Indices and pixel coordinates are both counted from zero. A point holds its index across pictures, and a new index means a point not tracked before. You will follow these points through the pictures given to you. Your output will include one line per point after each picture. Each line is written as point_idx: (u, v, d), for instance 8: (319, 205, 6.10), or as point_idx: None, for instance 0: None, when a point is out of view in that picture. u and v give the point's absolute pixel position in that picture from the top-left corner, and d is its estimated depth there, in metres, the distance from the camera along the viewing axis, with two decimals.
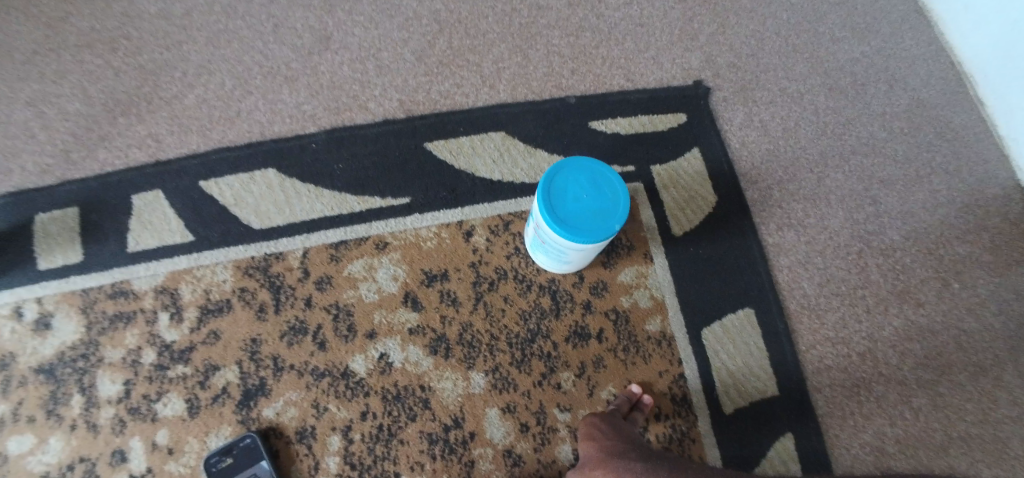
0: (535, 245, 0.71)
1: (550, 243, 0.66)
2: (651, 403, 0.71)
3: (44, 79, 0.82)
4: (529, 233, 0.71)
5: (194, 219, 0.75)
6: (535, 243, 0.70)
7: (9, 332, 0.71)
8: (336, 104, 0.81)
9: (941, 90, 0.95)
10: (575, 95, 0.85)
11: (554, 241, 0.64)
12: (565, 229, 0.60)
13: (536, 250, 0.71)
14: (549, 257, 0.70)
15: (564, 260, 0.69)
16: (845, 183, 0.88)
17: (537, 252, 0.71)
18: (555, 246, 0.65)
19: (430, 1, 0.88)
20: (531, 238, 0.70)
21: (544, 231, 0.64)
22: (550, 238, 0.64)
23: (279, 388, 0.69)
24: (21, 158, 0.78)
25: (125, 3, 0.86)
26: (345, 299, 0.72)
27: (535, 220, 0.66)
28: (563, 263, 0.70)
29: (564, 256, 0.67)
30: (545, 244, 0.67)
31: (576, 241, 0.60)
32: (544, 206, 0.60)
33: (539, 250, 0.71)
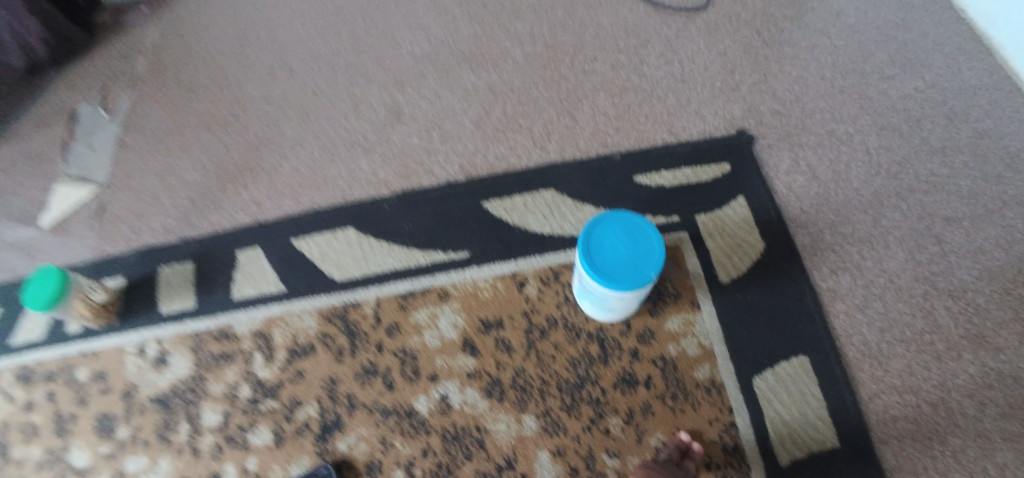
0: (580, 295, 0.76)
1: (592, 292, 0.71)
2: (701, 451, 0.72)
3: (170, 155, 0.99)
4: (575, 283, 0.77)
5: (286, 271, 0.86)
6: (580, 293, 0.76)
7: (134, 365, 0.85)
8: (405, 169, 0.92)
9: (1009, 120, 0.94)
10: (620, 151, 0.91)
11: (595, 290, 0.70)
12: (603, 278, 0.66)
13: (581, 300, 0.77)
14: (593, 306, 0.75)
15: (607, 308, 0.74)
16: (905, 223, 0.87)
17: (583, 302, 0.77)
18: (597, 294, 0.71)
19: (486, 74, 0.99)
20: (576, 288, 0.76)
21: (586, 280, 0.70)
22: (591, 287, 0.70)
23: (352, 424, 0.77)
24: (150, 220, 0.94)
25: (234, 90, 1.03)
26: (410, 345, 0.80)
27: (578, 271, 0.72)
28: (607, 312, 0.75)
29: (606, 304, 0.72)
30: (589, 293, 0.73)
31: (614, 289, 0.65)
32: (584, 257, 0.67)
33: (584, 299, 0.76)
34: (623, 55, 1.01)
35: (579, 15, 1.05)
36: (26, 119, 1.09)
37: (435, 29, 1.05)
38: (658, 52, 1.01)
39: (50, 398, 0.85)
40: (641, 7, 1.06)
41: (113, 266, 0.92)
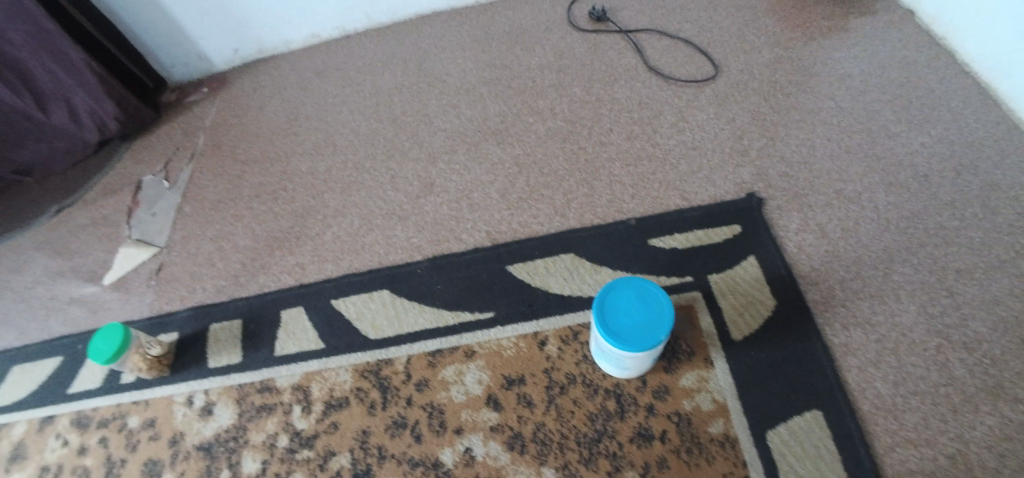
0: (597, 354, 0.81)
1: (608, 353, 0.76)
2: None
3: (225, 222, 1.10)
4: (592, 343, 0.82)
5: (325, 329, 0.93)
6: (597, 352, 0.81)
7: (182, 414, 0.92)
8: (437, 237, 0.99)
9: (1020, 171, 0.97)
10: (635, 217, 0.97)
11: (610, 351, 0.74)
12: (617, 339, 0.71)
13: (599, 359, 0.82)
14: (609, 365, 0.79)
15: (623, 367, 0.78)
16: (916, 276, 0.90)
17: (600, 361, 0.82)
18: (612, 355, 0.75)
19: (511, 148, 1.08)
20: (594, 347, 0.81)
21: (601, 341, 0.75)
22: (606, 348, 0.75)
23: (381, 474, 0.81)
24: (203, 282, 1.04)
25: (284, 165, 1.14)
26: (438, 399, 0.85)
27: (594, 332, 0.78)
28: (622, 371, 0.79)
29: (621, 363, 0.76)
30: (605, 353, 0.78)
31: (626, 349, 0.70)
32: (599, 320, 0.72)
33: (601, 358, 0.81)
34: (637, 126, 1.09)
35: (596, 90, 1.15)
36: (98, 189, 1.22)
37: (465, 107, 1.16)
38: (670, 121, 1.09)
39: (103, 443, 0.93)
40: (653, 80, 1.15)
41: (168, 323, 1.00)
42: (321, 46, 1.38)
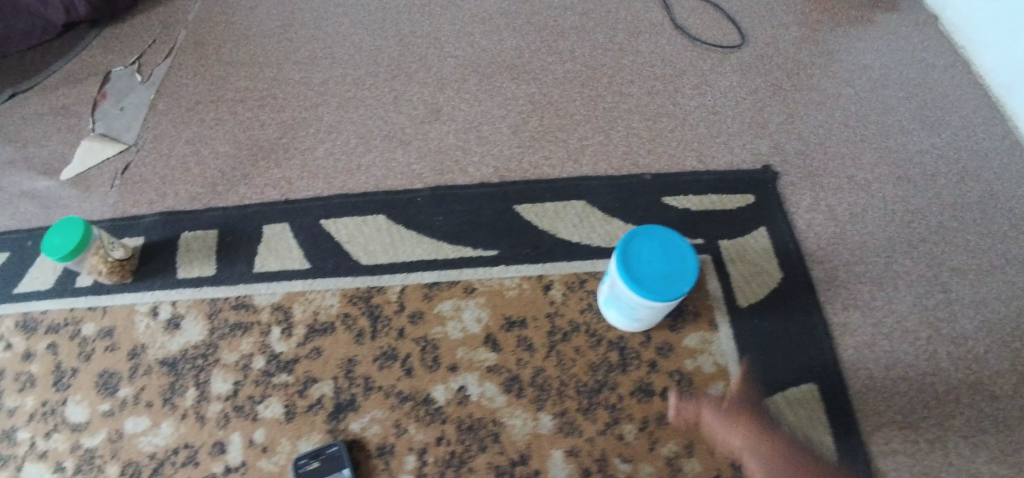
0: (606, 303, 0.78)
1: (621, 301, 0.73)
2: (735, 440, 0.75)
3: (203, 124, 1.00)
4: (602, 291, 0.79)
5: (313, 250, 0.87)
6: (606, 301, 0.78)
7: (144, 326, 0.84)
8: (441, 167, 0.94)
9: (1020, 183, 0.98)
10: (650, 173, 0.94)
11: (629, 298, 0.71)
12: (638, 286, 0.68)
13: (606, 309, 0.79)
14: (618, 313, 0.77)
15: (631, 316, 0.75)
16: (914, 269, 0.91)
17: (607, 310, 0.79)
18: (627, 302, 0.73)
19: (527, 86, 1.03)
20: (603, 295, 0.78)
21: (619, 288, 0.72)
22: (624, 293, 0.72)
23: (366, 405, 0.77)
24: (177, 186, 0.95)
25: (275, 71, 1.06)
26: (433, 334, 0.80)
27: (609, 278, 0.75)
28: (629, 321, 0.77)
29: (633, 312, 0.74)
30: (617, 299, 0.75)
31: (647, 297, 0.68)
32: (622, 266, 0.69)
33: (608, 308, 0.78)
34: (658, 82, 1.05)
35: (619, 41, 1.10)
36: (59, 76, 1.09)
37: (481, 38, 1.08)
38: (693, 83, 1.06)
39: (52, 349, 0.84)
40: (679, 39, 1.11)
41: (132, 228, 0.91)
42: None
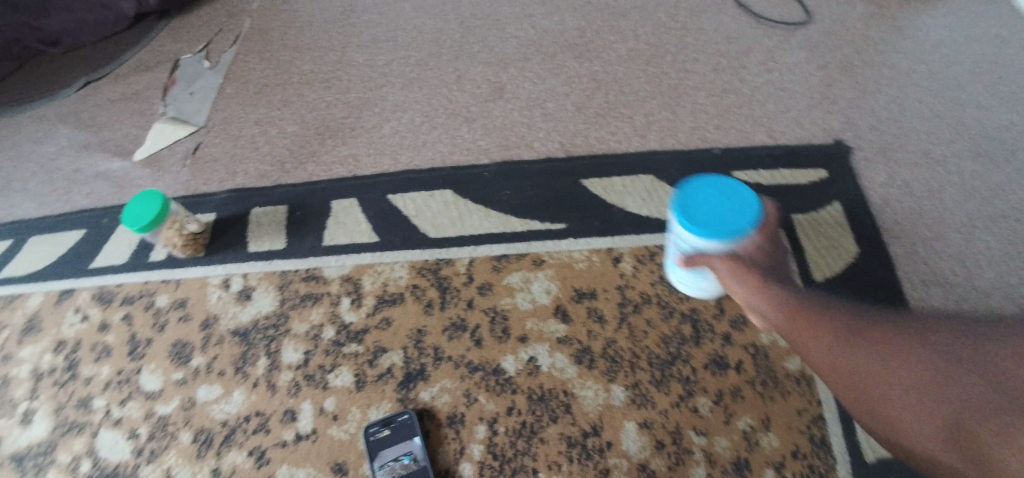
0: (668, 265, 0.73)
1: (674, 261, 0.68)
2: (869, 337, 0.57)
3: (270, 106, 1.01)
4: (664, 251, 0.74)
5: (381, 224, 0.86)
6: (668, 261, 0.73)
7: (217, 297, 0.86)
8: (506, 142, 0.92)
9: None
10: (719, 147, 0.91)
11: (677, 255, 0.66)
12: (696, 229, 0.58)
13: (669, 271, 0.74)
14: (676, 274, 0.72)
15: (688, 278, 0.70)
16: (996, 246, 0.85)
17: (670, 273, 0.74)
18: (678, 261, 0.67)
19: (589, 64, 1.00)
20: (665, 255, 0.74)
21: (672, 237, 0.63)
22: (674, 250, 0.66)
23: (436, 375, 0.76)
24: (246, 164, 0.95)
25: (338, 55, 1.06)
26: (501, 305, 0.79)
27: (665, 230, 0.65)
28: (690, 285, 0.71)
29: (687, 271, 0.68)
30: (672, 259, 0.69)
31: (708, 240, 0.57)
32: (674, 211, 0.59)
33: (670, 270, 0.73)
34: (724, 59, 1.01)
35: (683, 19, 1.06)
36: (131, 65, 1.13)
37: (541, 18, 1.06)
38: (760, 60, 1.02)
39: (126, 320, 0.87)
40: (744, 17, 1.07)
41: (203, 203, 0.93)
42: None
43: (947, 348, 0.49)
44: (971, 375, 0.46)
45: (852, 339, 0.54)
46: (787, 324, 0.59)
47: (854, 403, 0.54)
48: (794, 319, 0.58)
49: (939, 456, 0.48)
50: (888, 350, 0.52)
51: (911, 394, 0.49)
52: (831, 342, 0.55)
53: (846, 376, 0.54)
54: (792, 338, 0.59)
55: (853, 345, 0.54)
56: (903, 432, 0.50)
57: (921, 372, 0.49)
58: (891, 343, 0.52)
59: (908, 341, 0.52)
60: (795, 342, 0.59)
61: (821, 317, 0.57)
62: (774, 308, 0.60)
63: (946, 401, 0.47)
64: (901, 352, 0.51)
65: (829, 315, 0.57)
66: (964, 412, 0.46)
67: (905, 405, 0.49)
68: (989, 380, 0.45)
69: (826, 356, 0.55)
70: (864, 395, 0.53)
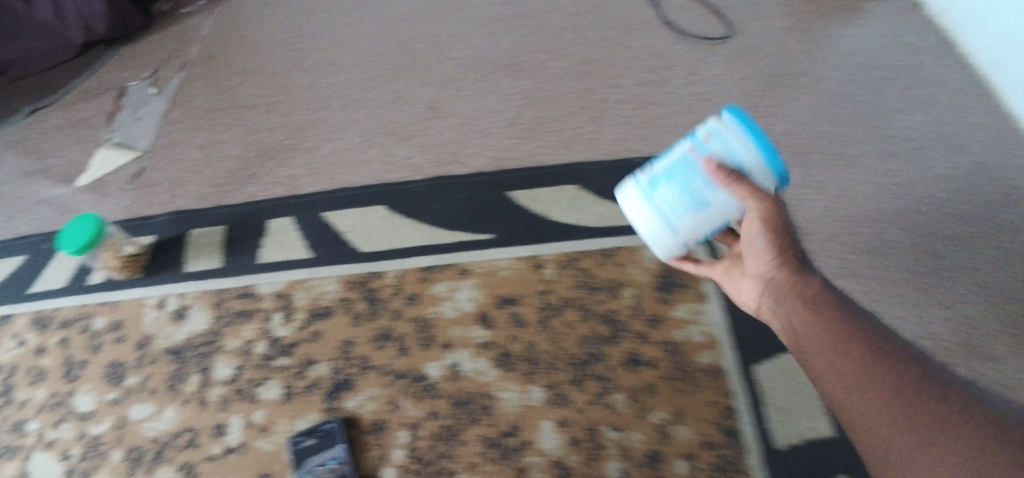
0: (646, 187, 0.59)
1: (686, 176, 0.55)
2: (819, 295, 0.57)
3: (214, 130, 1.04)
4: (644, 170, 0.60)
5: (316, 240, 0.88)
6: (650, 182, 0.59)
7: (153, 317, 0.87)
8: (439, 159, 0.95)
9: (1014, 156, 0.99)
10: (641, 157, 0.92)
11: (704, 163, 0.54)
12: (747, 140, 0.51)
13: (644, 194, 0.60)
14: (661, 199, 0.58)
15: (676, 206, 0.57)
16: (905, 238, 0.92)
17: (644, 197, 0.60)
18: (694, 174, 0.55)
19: (521, 82, 1.04)
20: (648, 174, 0.60)
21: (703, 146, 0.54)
22: (700, 156, 0.54)
23: (362, 384, 0.78)
24: (187, 187, 0.97)
25: (283, 79, 1.10)
26: (427, 314, 0.81)
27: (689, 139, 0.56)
28: (667, 217, 0.58)
29: (689, 191, 0.55)
30: (676, 174, 0.56)
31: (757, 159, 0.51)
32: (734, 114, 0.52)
33: (650, 193, 0.59)
34: (650, 74, 1.05)
35: (612, 37, 1.12)
36: (80, 93, 1.16)
37: (478, 40, 1.12)
38: (685, 73, 1.06)
39: (63, 344, 0.88)
40: (668, 35, 1.13)
41: (145, 227, 0.94)
42: None
43: (964, 404, 0.44)
44: (972, 434, 0.41)
45: (864, 355, 0.51)
46: (794, 308, 0.58)
47: (836, 406, 0.52)
48: (803, 309, 0.57)
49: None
50: (895, 379, 0.48)
51: (891, 424, 0.46)
52: (834, 347, 0.53)
53: (834, 381, 0.52)
54: (794, 323, 0.58)
55: (863, 360, 0.51)
56: (874, 450, 0.47)
57: (921, 409, 0.45)
58: (906, 377, 0.48)
59: (923, 380, 0.47)
60: (795, 332, 0.58)
61: (838, 321, 0.54)
62: (789, 290, 0.59)
63: (932, 452, 0.43)
64: (912, 387, 0.47)
65: (851, 325, 0.53)
66: (942, 461, 0.42)
67: (886, 430, 0.47)
68: (988, 453, 0.40)
69: (824, 361, 0.53)
70: (843, 403, 0.51)
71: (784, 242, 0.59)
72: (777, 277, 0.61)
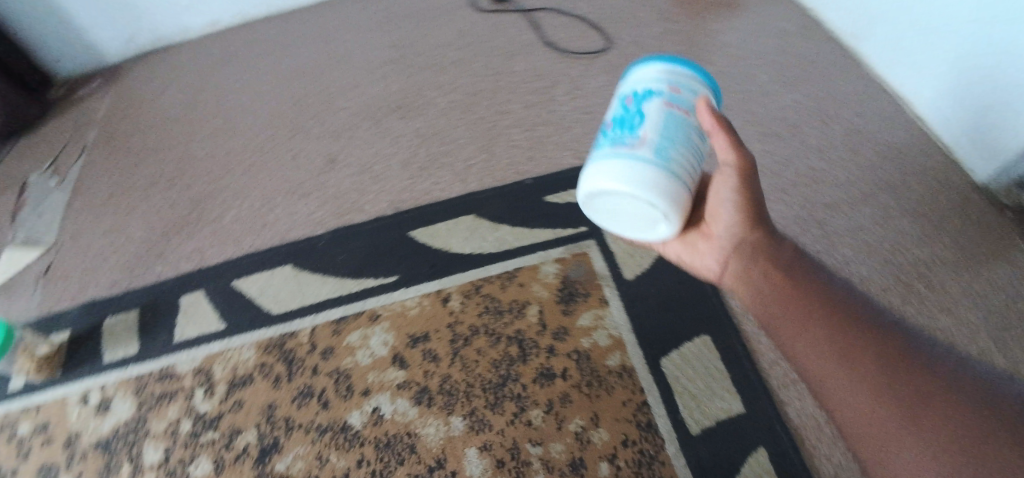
0: (660, 154, 0.50)
1: (683, 129, 0.53)
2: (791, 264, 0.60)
3: (117, 214, 1.04)
4: (634, 146, 0.51)
5: (227, 310, 0.90)
6: (659, 148, 0.51)
7: (77, 413, 0.85)
8: (340, 210, 0.99)
9: (879, 118, 1.07)
10: (531, 177, 0.99)
11: (688, 109, 0.54)
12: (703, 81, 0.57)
13: (665, 161, 0.50)
14: (679, 157, 0.51)
15: (691, 158, 0.53)
16: (790, 212, 0.98)
17: (665, 165, 0.50)
18: (687, 123, 0.53)
19: (413, 122, 1.09)
20: (651, 142, 0.51)
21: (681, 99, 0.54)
22: (680, 106, 0.54)
23: (289, 444, 0.80)
24: (97, 276, 0.97)
25: (181, 153, 1.10)
26: (344, 365, 0.85)
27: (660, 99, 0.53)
28: (691, 169, 0.53)
29: (693, 139, 0.53)
30: (676, 130, 0.52)
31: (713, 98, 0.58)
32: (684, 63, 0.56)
33: (665, 159, 0.51)
34: (534, 95, 1.11)
35: (495, 65, 1.16)
36: None
37: (368, 87, 1.16)
38: (566, 90, 1.11)
39: None
40: (549, 54, 1.17)
41: (56, 324, 0.93)
42: (221, 35, 1.30)
43: (950, 377, 0.47)
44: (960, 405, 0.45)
45: (842, 323, 0.54)
46: (766, 272, 0.61)
47: (812, 375, 0.55)
48: (777, 274, 0.60)
49: (869, 449, 0.49)
50: (878, 351, 0.51)
51: (867, 392, 0.50)
52: (809, 316, 0.56)
53: (813, 352, 0.55)
54: (766, 288, 0.61)
55: (839, 330, 0.54)
56: (850, 415, 0.51)
57: (903, 377, 0.49)
58: (891, 348, 0.51)
59: (907, 351, 0.50)
60: (766, 297, 0.60)
61: (814, 289, 0.57)
62: (759, 252, 0.62)
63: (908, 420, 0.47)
64: (892, 358, 0.50)
65: (828, 295, 0.56)
66: (922, 429, 0.46)
67: (866, 409, 0.50)
68: (976, 424, 0.44)
69: (801, 330, 0.56)
70: (822, 372, 0.54)
71: (754, 204, 0.62)
72: (748, 240, 0.63)
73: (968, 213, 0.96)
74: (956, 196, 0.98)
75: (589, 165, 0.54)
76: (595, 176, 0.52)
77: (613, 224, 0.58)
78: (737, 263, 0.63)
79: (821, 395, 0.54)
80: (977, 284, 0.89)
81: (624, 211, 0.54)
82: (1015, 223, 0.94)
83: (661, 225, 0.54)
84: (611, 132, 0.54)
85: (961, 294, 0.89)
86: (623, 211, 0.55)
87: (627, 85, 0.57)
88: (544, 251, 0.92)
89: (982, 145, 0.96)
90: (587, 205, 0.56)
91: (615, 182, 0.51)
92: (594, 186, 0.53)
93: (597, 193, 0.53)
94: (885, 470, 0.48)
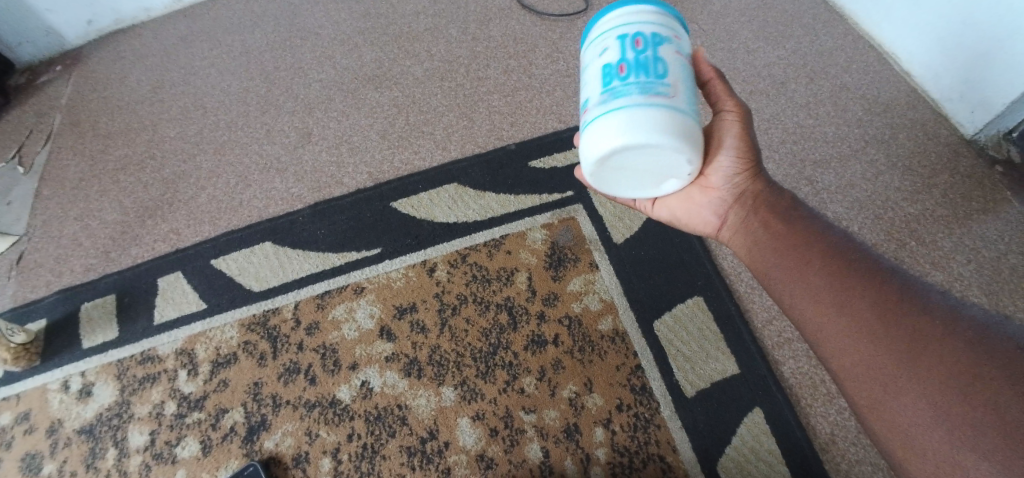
0: (690, 105, 0.49)
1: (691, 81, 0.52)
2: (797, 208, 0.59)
3: (88, 199, 1.00)
4: (669, 95, 0.47)
5: (207, 289, 0.88)
6: (687, 99, 0.49)
7: (57, 402, 0.82)
8: (318, 184, 0.96)
9: (866, 72, 1.05)
10: (514, 143, 0.97)
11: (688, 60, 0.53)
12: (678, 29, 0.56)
13: (695, 115, 0.49)
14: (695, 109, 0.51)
15: None
16: (778, 171, 0.96)
17: (695, 118, 0.49)
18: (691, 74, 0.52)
19: (389, 92, 1.06)
20: (682, 93, 0.48)
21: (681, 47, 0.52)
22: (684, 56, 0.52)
23: (277, 421, 0.78)
24: (69, 262, 0.93)
25: (151, 132, 1.07)
26: (330, 340, 0.83)
27: (669, 46, 0.50)
28: None
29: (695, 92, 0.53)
30: (690, 81, 0.51)
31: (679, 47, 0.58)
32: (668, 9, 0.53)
33: (694, 111, 0.49)
34: (513, 60, 1.07)
35: (471, 31, 1.12)
36: None
37: (341, 58, 1.12)
38: (546, 53, 1.08)
39: None
40: (526, 17, 1.14)
41: (33, 312, 0.89)
42: (185, 11, 1.25)
43: (945, 315, 0.46)
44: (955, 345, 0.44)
45: (836, 267, 0.52)
46: (767, 223, 0.59)
47: (805, 312, 0.54)
48: (776, 224, 0.59)
49: (864, 385, 0.48)
50: (874, 291, 0.50)
51: (862, 328, 0.49)
52: (806, 261, 0.55)
53: (809, 297, 0.53)
54: (765, 238, 0.59)
55: (836, 269, 0.52)
56: (844, 354, 0.50)
57: (900, 318, 0.47)
58: (887, 291, 0.49)
59: (901, 295, 0.48)
60: (763, 248, 0.59)
61: (808, 236, 0.56)
62: (760, 204, 0.61)
63: (903, 357, 0.46)
64: (888, 297, 0.49)
65: (825, 237, 0.55)
66: (917, 364, 0.45)
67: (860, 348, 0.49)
68: (966, 363, 0.43)
69: (795, 272, 0.55)
70: (817, 316, 0.52)
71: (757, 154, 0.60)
72: (750, 191, 0.61)
73: (956, 167, 0.94)
74: (945, 150, 0.96)
75: (617, 116, 0.47)
76: (637, 126, 0.46)
77: (620, 179, 0.53)
78: (739, 213, 0.62)
79: (811, 334, 0.53)
80: (969, 238, 0.88)
81: (645, 165, 0.51)
82: (1003, 176, 0.93)
83: (672, 179, 0.54)
84: (630, 78, 0.48)
85: (951, 249, 0.88)
86: (644, 166, 0.51)
87: (621, 25, 0.50)
88: (530, 218, 0.89)
89: (971, 97, 0.94)
90: (606, 159, 0.49)
91: (658, 134, 0.46)
92: (633, 138, 0.46)
93: (632, 145, 0.47)
94: (878, 411, 0.47)
